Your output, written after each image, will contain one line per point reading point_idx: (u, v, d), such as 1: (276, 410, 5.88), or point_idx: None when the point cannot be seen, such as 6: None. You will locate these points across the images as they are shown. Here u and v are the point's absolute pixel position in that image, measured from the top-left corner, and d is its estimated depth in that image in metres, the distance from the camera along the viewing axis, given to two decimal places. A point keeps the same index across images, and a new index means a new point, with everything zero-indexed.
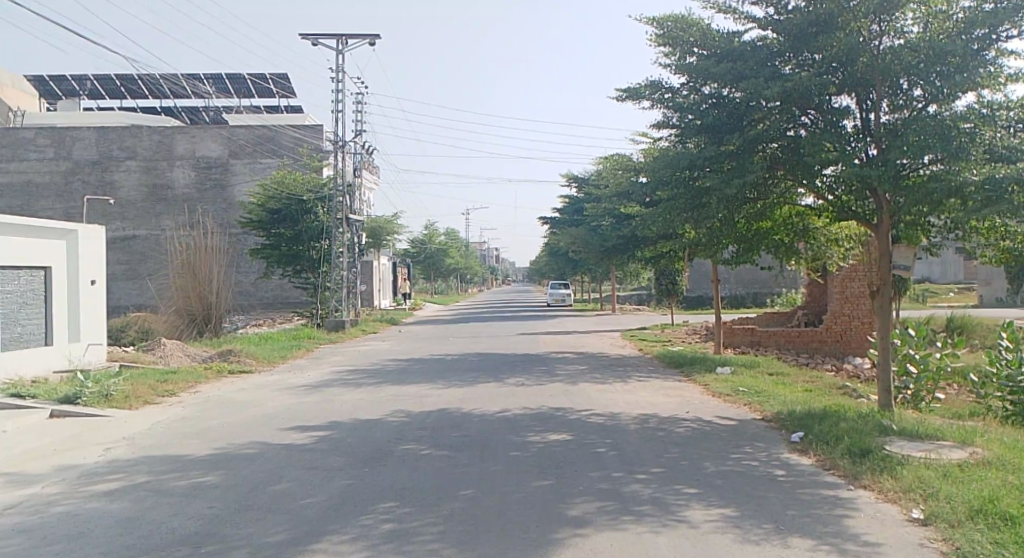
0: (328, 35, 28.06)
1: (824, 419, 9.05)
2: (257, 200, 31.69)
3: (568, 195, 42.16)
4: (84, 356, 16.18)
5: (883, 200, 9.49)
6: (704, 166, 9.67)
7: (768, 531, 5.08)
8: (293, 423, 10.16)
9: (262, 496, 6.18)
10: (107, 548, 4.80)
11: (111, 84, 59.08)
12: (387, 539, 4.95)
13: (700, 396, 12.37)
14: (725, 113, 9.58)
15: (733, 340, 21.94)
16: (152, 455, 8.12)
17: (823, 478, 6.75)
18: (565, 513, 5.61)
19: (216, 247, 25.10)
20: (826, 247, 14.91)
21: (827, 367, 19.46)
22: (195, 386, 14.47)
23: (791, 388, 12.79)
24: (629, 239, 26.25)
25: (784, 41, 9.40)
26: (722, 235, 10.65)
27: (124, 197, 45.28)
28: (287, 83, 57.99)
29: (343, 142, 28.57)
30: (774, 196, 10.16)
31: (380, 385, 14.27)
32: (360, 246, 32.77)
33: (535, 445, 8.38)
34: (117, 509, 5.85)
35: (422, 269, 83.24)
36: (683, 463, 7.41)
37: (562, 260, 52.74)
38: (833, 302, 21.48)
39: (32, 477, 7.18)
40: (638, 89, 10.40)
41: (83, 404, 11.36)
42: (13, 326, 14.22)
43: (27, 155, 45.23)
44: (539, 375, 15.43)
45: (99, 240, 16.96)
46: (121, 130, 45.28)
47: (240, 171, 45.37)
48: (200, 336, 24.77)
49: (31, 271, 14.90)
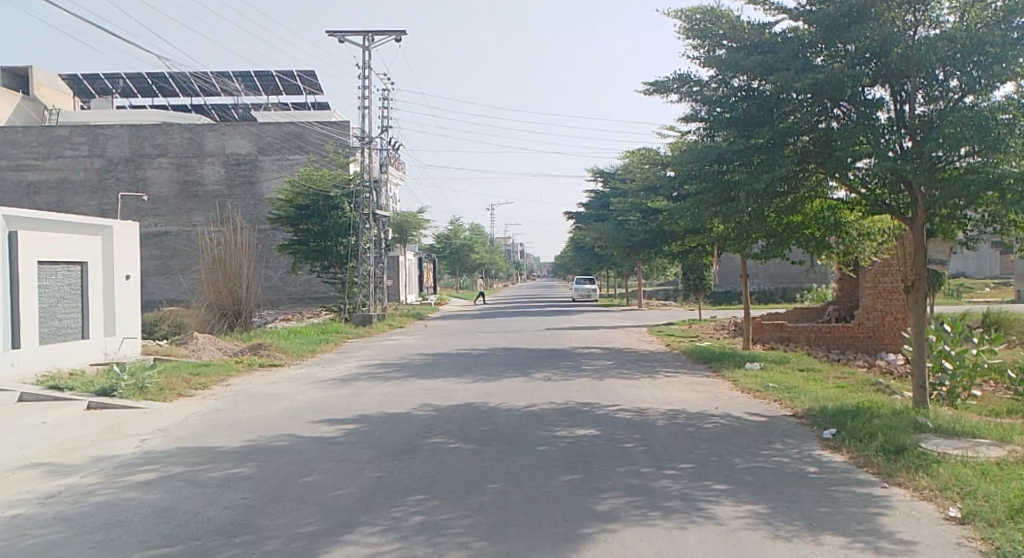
0: (354, 32, 28.15)
1: (858, 416, 8.90)
2: (284, 197, 31.96)
3: (594, 189, 41.99)
4: (119, 350, 16.47)
5: (919, 194, 9.25)
6: (734, 159, 9.59)
7: (800, 528, 5.03)
8: (322, 416, 10.29)
9: (293, 487, 6.25)
10: (146, 537, 4.91)
11: (143, 81, 60.02)
12: (418, 531, 4.99)
13: (729, 392, 12.28)
14: (755, 106, 9.47)
15: (761, 335, 21.75)
16: (186, 446, 8.27)
17: (857, 476, 6.64)
18: (594, 508, 5.60)
19: (246, 243, 25.43)
20: (858, 241, 14.66)
21: (859, 363, 19.20)
22: (227, 379, 14.70)
23: (824, 384, 12.63)
24: (656, 233, 26.15)
25: (817, 31, 9.30)
26: (752, 230, 10.56)
27: (156, 194, 46.02)
28: (314, 81, 58.39)
29: (369, 138, 28.64)
30: (805, 189, 9.98)
31: (407, 379, 14.37)
32: (387, 242, 32.96)
33: (562, 440, 8.40)
34: (154, 499, 5.97)
35: (447, 264, 83.53)
36: (713, 459, 7.38)
37: (587, 255, 52.72)
38: (865, 298, 21.15)
39: (71, 467, 7.34)
40: (665, 82, 10.34)
41: (119, 396, 11.59)
42: (51, 320, 14.54)
43: (62, 152, 46.15)
44: (565, 370, 15.42)
45: (134, 236, 17.27)
46: (153, 128, 45.92)
47: (269, 167, 45.90)
48: (231, 330, 25.12)
49: (68, 266, 15.18)
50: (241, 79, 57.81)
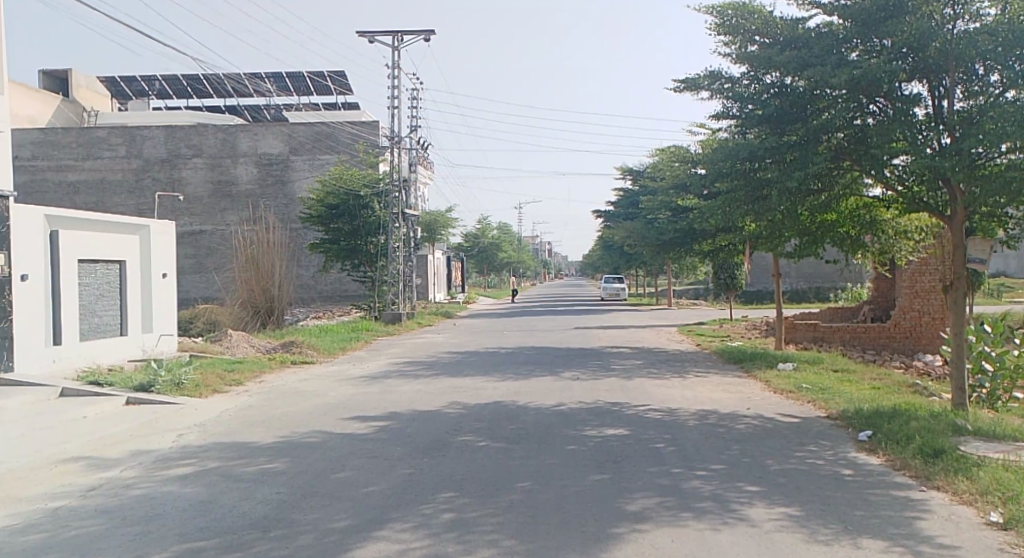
0: (384, 33, 28.32)
1: (894, 418, 8.74)
2: (315, 196, 32.26)
3: (623, 187, 41.74)
4: (156, 346, 16.79)
5: (958, 191, 9.04)
6: (766, 157, 9.46)
7: (837, 532, 4.96)
8: (353, 413, 10.37)
9: (325, 483, 6.32)
10: (184, 530, 5.00)
11: (178, 83, 61.07)
12: (449, 528, 5.01)
13: (761, 392, 12.13)
14: (788, 103, 9.36)
15: (794, 335, 21.44)
16: (221, 441, 8.41)
17: (893, 479, 6.52)
18: (624, 508, 5.57)
19: (278, 242, 25.74)
20: (895, 240, 14.38)
21: (895, 364, 18.85)
22: (260, 376, 14.91)
23: (859, 385, 12.42)
24: (686, 232, 25.91)
25: (852, 26, 9.15)
26: (784, 228, 10.41)
27: (191, 194, 46.79)
28: (344, 80, 58.88)
29: (399, 137, 28.79)
30: (840, 186, 9.81)
31: (437, 377, 14.43)
32: (416, 240, 33.12)
33: (592, 439, 8.37)
34: (191, 493, 6.08)
35: (475, 262, 83.73)
36: (746, 460, 7.28)
37: (616, 254, 52.42)
38: (902, 297, 20.76)
39: (110, 461, 7.50)
40: (696, 79, 10.25)
41: (157, 392, 11.82)
42: (91, 317, 14.89)
43: (101, 153, 47.17)
44: (594, 369, 15.37)
45: (170, 235, 17.60)
46: (188, 129, 46.71)
47: (300, 167, 46.42)
48: (263, 328, 25.44)
49: (107, 264, 15.53)
50: (273, 80, 58.54)
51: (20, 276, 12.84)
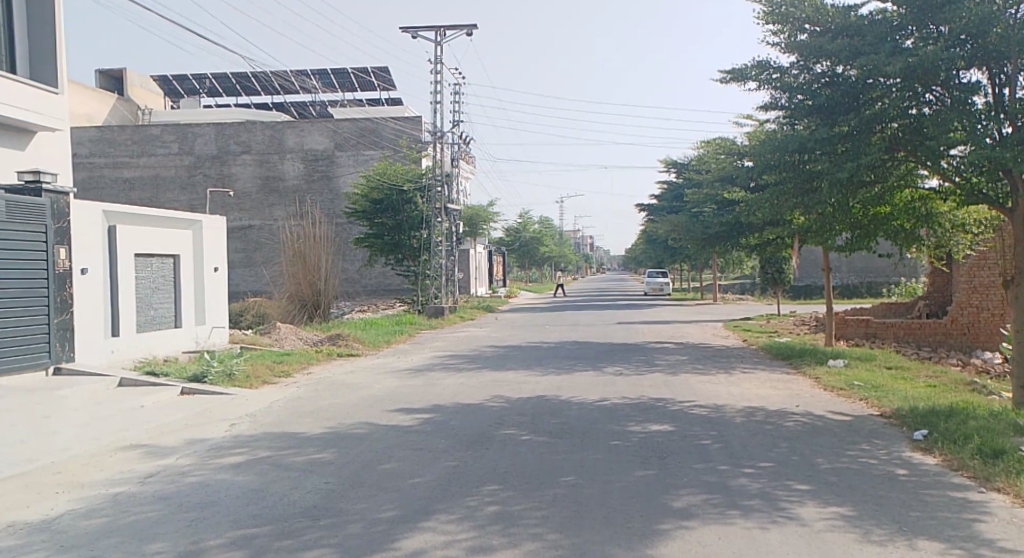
0: (427, 28, 28.47)
1: (951, 417, 8.47)
2: (360, 191, 32.63)
3: (666, 181, 41.29)
4: (209, 338, 17.24)
5: (1019, 182, 8.69)
6: (816, 149, 9.23)
7: (891, 532, 4.84)
8: (398, 405, 10.49)
9: (372, 474, 6.40)
10: (236, 517, 5.12)
11: (227, 81, 62.42)
12: (493, 521, 5.03)
13: (811, 390, 11.88)
14: (840, 92, 9.10)
15: (845, 331, 20.93)
16: (270, 431, 8.59)
17: (950, 479, 6.33)
18: (670, 504, 5.52)
19: (324, 236, 26.15)
20: (952, 233, 13.96)
21: (951, 361, 18.29)
22: (308, 368, 15.19)
23: (913, 383, 12.06)
24: (732, 225, 25.51)
25: (907, 12, 8.85)
26: (835, 221, 10.19)
27: (240, 190, 47.81)
28: (387, 76, 59.39)
29: (442, 132, 28.94)
30: (894, 178, 9.57)
31: (480, 371, 14.50)
32: (458, 235, 33.29)
33: (636, 435, 8.31)
34: (243, 481, 6.24)
35: (517, 256, 83.86)
36: (795, 459, 7.14)
37: (660, 248, 51.88)
38: (959, 293, 20.12)
39: (166, 449, 7.73)
40: (744, 70, 10.04)
41: (209, 383, 12.15)
42: (147, 309, 15.37)
43: (154, 150, 48.53)
44: (638, 365, 15.26)
45: (221, 230, 18.00)
46: (237, 126, 47.73)
47: (345, 162, 47.02)
48: (310, 321, 25.89)
49: (162, 258, 16.00)
50: (319, 77, 59.36)
51: (81, 269, 13.32)
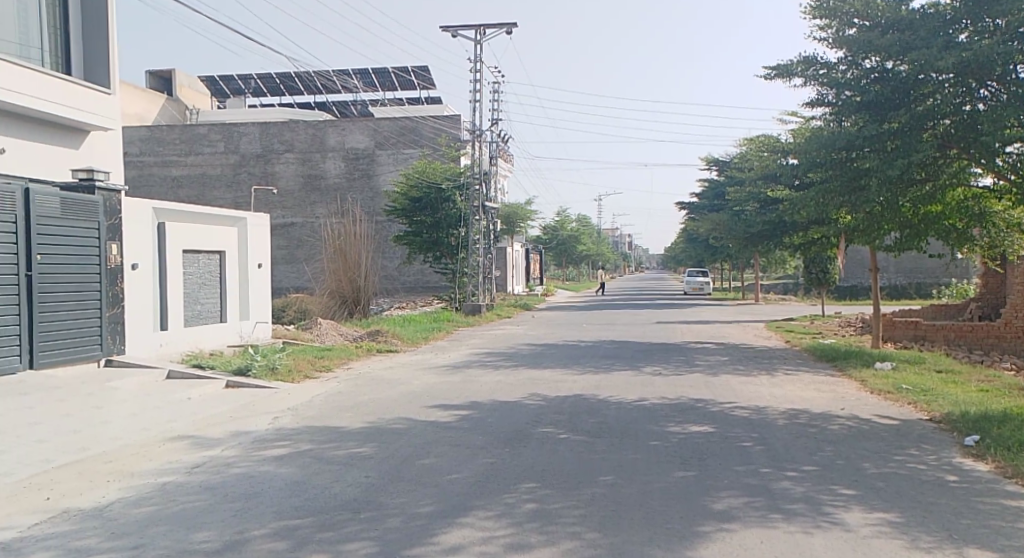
0: (467, 27, 28.57)
1: (1005, 423, 8.18)
2: (399, 189, 32.90)
3: (707, 179, 40.79)
4: (252, 333, 17.58)
5: None
6: (865, 146, 9.06)
7: (940, 540, 4.71)
8: (436, 402, 10.56)
9: (410, 470, 6.45)
10: (279, 508, 5.21)
11: (271, 81, 63.48)
12: (531, 518, 5.03)
13: (856, 392, 11.61)
14: (889, 88, 8.91)
15: (893, 333, 20.39)
16: (312, 425, 8.72)
17: (1003, 487, 6.13)
18: (711, 506, 5.45)
19: (364, 234, 26.46)
20: (1006, 233, 13.49)
21: (1005, 365, 17.70)
22: (348, 363, 15.39)
23: (964, 387, 11.70)
24: (774, 224, 25.09)
25: (961, 5, 8.57)
26: (883, 220, 9.95)
27: (283, 187, 48.63)
28: (427, 75, 59.77)
29: (481, 131, 29.04)
30: (945, 176, 9.23)
31: (517, 369, 14.51)
32: (496, 233, 33.35)
33: (675, 435, 8.23)
34: (285, 473, 6.34)
35: (554, 255, 83.71)
36: (840, 463, 6.99)
37: (699, 247, 51.30)
38: (1014, 295, 19.48)
39: (211, 440, 7.90)
40: (789, 66, 9.89)
41: (253, 376, 12.39)
42: (194, 304, 15.76)
43: (201, 149, 49.63)
44: (677, 365, 15.10)
45: (265, 227, 18.33)
46: (280, 125, 48.55)
47: (385, 161, 47.48)
48: (350, 317, 26.23)
49: (208, 254, 16.37)
50: (360, 76, 60.04)
51: (132, 265, 13.69)
